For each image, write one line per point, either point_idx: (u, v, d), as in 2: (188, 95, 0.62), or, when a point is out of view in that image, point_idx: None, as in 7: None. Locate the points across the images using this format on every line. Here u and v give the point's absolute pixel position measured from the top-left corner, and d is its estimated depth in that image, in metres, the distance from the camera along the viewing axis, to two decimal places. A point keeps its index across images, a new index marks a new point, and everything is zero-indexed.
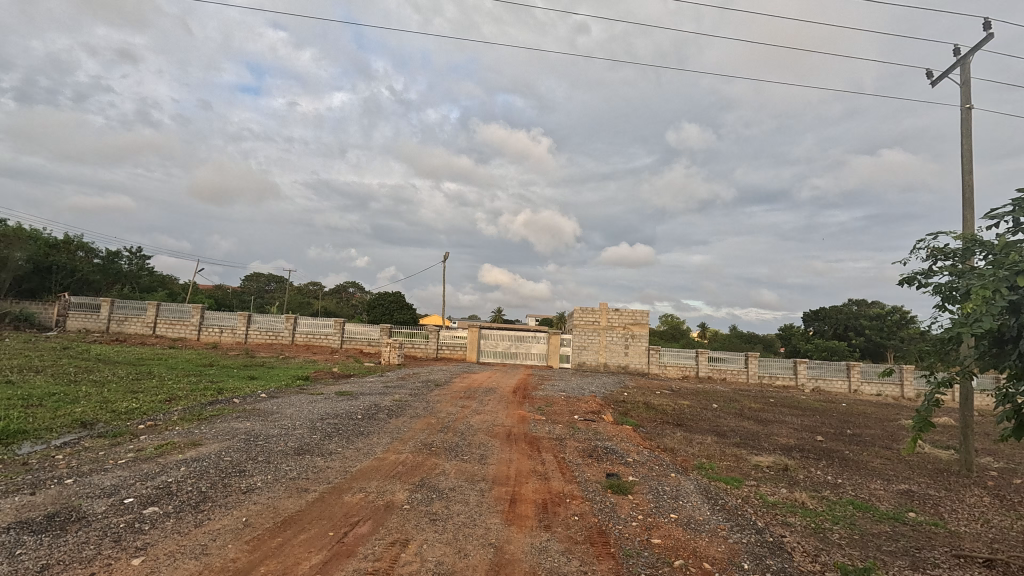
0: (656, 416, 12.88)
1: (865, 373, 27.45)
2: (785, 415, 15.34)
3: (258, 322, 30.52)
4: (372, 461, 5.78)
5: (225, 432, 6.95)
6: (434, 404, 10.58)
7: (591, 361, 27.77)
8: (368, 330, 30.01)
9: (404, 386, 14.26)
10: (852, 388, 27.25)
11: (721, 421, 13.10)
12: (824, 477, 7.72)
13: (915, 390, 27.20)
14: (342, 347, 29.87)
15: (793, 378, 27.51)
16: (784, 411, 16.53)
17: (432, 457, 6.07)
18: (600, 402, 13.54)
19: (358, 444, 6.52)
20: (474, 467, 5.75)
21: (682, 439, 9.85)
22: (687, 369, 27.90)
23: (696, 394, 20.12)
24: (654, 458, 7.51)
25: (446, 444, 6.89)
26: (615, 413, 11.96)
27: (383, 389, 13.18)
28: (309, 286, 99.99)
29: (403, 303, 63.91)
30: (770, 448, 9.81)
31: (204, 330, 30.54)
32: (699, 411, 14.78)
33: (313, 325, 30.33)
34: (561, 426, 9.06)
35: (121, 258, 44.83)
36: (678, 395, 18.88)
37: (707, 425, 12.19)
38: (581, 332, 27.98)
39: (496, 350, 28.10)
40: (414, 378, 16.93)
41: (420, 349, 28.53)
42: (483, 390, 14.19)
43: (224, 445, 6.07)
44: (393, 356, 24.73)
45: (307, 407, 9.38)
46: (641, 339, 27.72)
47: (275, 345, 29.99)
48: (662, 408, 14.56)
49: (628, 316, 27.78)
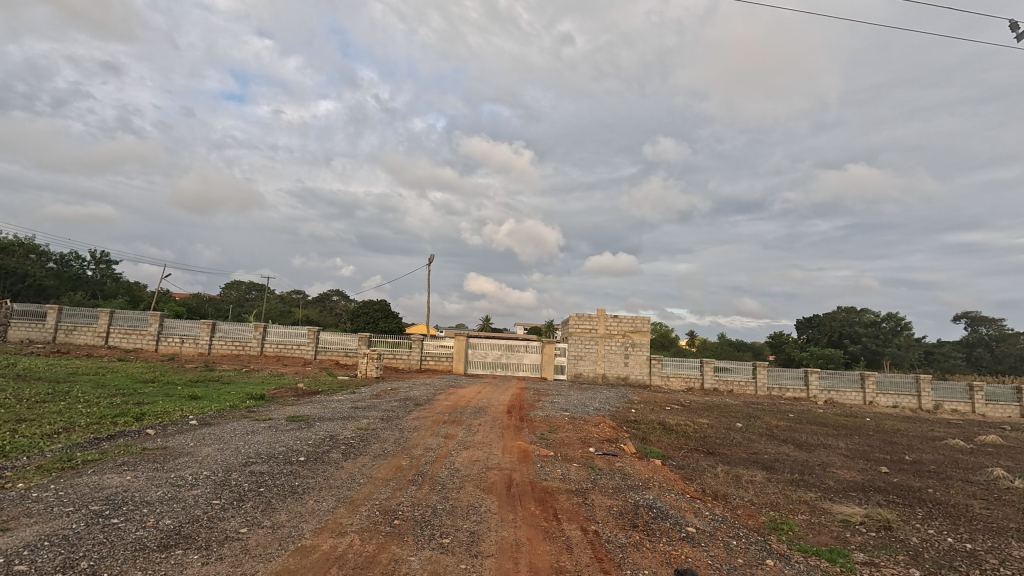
0: (681, 442, 10.65)
1: (880, 384, 25.64)
2: (821, 435, 13.26)
3: (223, 331, 27.84)
4: (287, 558, 3.43)
5: (77, 495, 4.54)
6: (411, 436, 8.25)
7: (588, 372, 25.58)
8: (344, 340, 27.46)
9: (376, 407, 11.85)
10: (868, 400, 25.40)
11: (758, 447, 10.89)
12: (947, 543, 5.57)
13: (933, 402, 25.46)
14: (317, 359, 27.29)
15: (805, 389, 25.58)
16: (818, 430, 14.42)
17: (392, 546, 3.74)
18: (612, 426, 11.28)
19: (276, 519, 4.14)
20: (460, 568, 3.44)
21: (728, 480, 7.63)
22: (691, 380, 25.83)
23: (711, 410, 18.00)
24: (720, 521, 5.27)
25: (418, 510, 4.57)
26: (636, 442, 9.69)
27: (351, 411, 10.84)
28: (292, 295, 97.35)
29: (388, 311, 61.28)
30: (841, 490, 7.64)
31: (162, 340, 27.78)
32: (724, 433, 12.56)
33: (284, 334, 27.77)
34: (579, 468, 6.80)
35: (81, 262, 42.19)
36: (691, 412, 16.67)
37: (745, 455, 9.98)
38: (578, 341, 25.77)
39: (485, 361, 25.81)
40: (390, 396, 14.52)
41: (403, 360, 26.13)
42: (472, 411, 11.88)
43: (44, 529, 3.65)
44: (371, 368, 22.30)
45: (235, 443, 6.97)
46: (642, 348, 25.63)
47: (242, 356, 27.32)
48: (684, 430, 12.34)
49: (627, 323, 25.68)
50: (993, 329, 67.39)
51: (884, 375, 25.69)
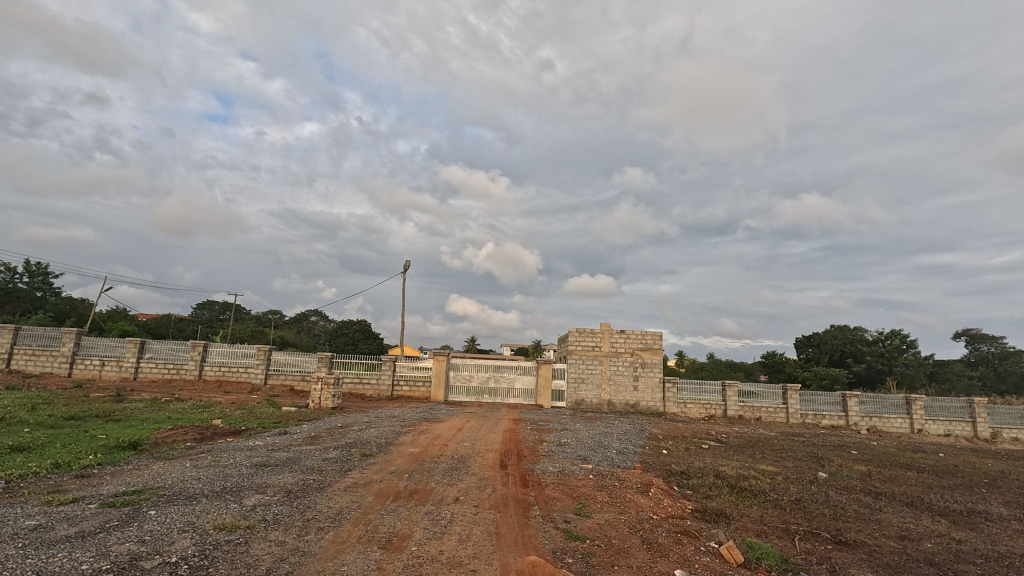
0: (780, 521, 6.64)
1: (929, 409, 22.06)
2: (941, 491, 9.42)
3: (153, 352, 23.26)
4: None
5: None
6: (312, 551, 4.04)
7: (591, 399, 21.56)
8: (302, 361, 23.04)
9: (295, 464, 7.58)
10: (916, 429, 21.76)
11: (897, 525, 6.93)
12: None
13: (989, 430, 21.95)
14: (267, 385, 22.72)
15: (843, 416, 21.86)
16: (924, 480, 10.57)
17: None
18: (665, 492, 7.25)
19: None
20: None
21: None
22: (712, 407, 21.94)
23: (758, 449, 14.08)
24: None
25: None
26: (726, 531, 5.65)
27: (246, 475, 6.58)
28: (269, 316, 92.56)
29: (368, 331, 56.96)
30: None
31: (78, 363, 23.07)
32: (817, 493, 8.55)
33: (228, 355, 23.26)
34: None
35: (13, 274, 37.62)
36: (737, 453, 12.73)
37: (900, 547, 6.03)
38: (579, 362, 21.77)
39: (470, 387, 21.70)
40: (334, 439, 10.25)
41: (370, 386, 21.84)
42: (446, 468, 7.69)
43: None
44: (326, 398, 17.99)
45: None
46: (653, 369, 21.73)
47: (175, 382, 22.72)
48: (764, 492, 8.32)
49: (636, 339, 21.83)
50: (995, 347, 65.18)
51: (933, 399, 22.15)
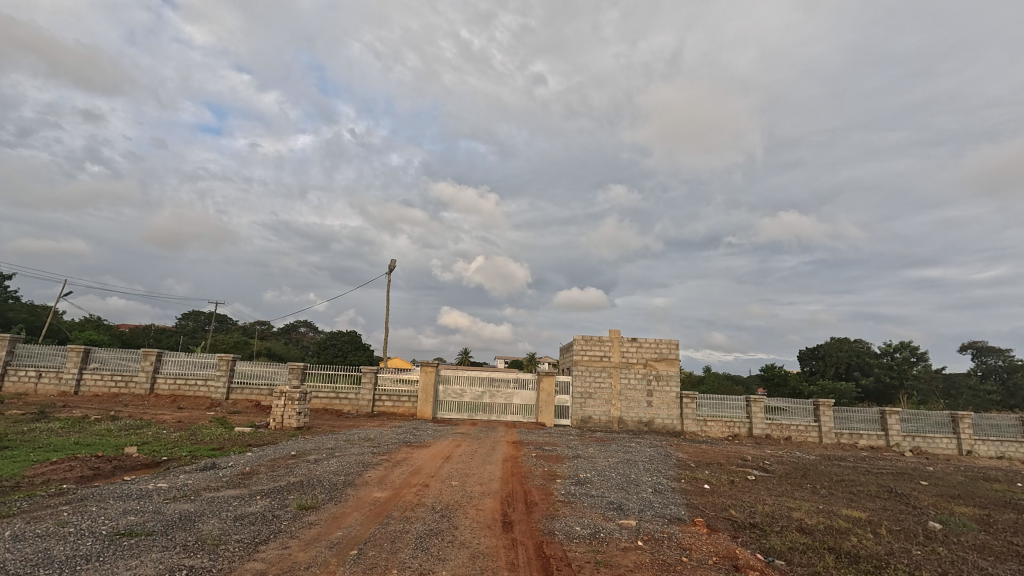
0: None
1: (979, 428, 19.60)
2: None
3: (99, 362, 20.35)
4: None
5: None
6: None
7: (599, 416, 18.94)
8: (270, 373, 20.21)
9: (181, 531, 4.78)
10: (964, 449, 19.31)
11: None
12: None
13: None
14: (228, 401, 19.85)
15: (882, 436, 19.33)
16: None
17: None
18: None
19: None
20: None
21: None
22: (736, 425, 19.34)
23: (814, 479, 11.50)
24: None
25: None
26: None
27: (67, 567, 3.79)
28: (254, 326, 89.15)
29: (357, 343, 54.00)
30: None
31: (11, 375, 20.12)
32: (958, 562, 5.93)
33: (185, 366, 20.35)
34: None
35: None
36: (797, 489, 10.08)
37: None
38: (585, 374, 19.14)
39: (461, 403, 19.00)
40: (273, 477, 7.48)
41: (348, 402, 19.05)
42: (421, 535, 4.97)
43: None
44: (290, 416, 15.20)
45: None
46: (669, 382, 19.14)
47: (122, 398, 19.81)
48: (889, 563, 5.69)
49: (649, 349, 19.28)
50: (1004, 360, 63.11)
51: (982, 417, 19.70)
